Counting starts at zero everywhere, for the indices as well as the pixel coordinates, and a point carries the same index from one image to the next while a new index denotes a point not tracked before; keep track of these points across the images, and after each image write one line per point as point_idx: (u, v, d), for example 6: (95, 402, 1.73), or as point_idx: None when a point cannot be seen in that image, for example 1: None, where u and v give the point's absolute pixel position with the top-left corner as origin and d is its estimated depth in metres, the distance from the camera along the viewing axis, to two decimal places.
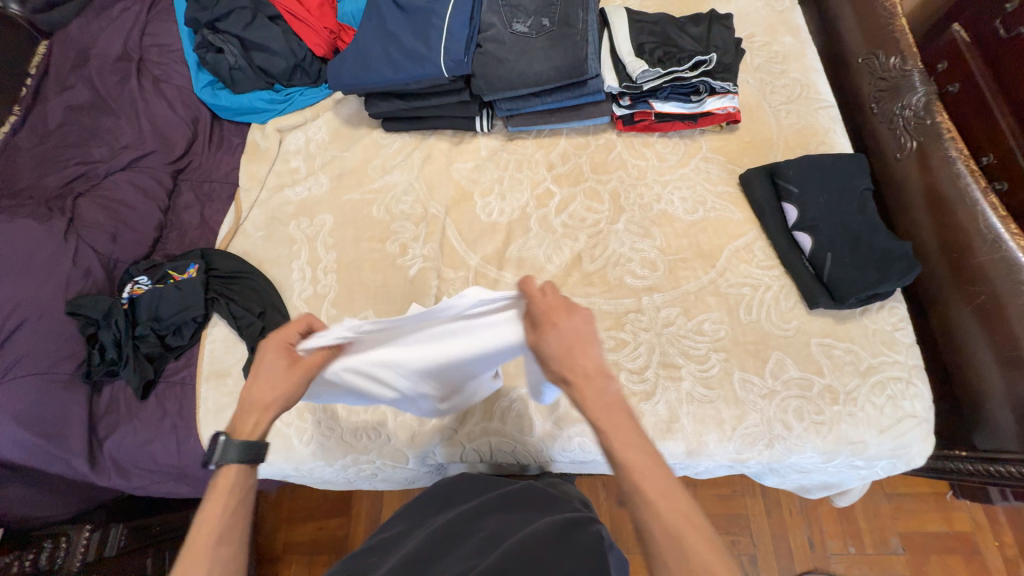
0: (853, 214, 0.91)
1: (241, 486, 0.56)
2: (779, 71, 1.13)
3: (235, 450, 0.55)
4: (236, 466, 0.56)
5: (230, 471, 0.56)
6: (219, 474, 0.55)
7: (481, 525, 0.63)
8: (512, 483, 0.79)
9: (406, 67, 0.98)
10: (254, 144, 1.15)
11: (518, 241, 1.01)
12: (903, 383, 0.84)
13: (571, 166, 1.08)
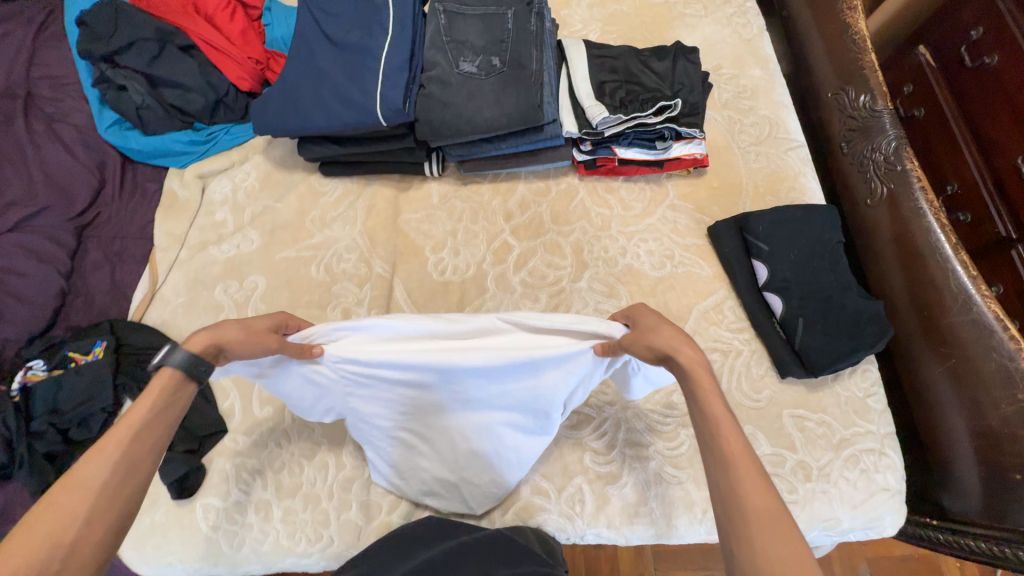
0: (825, 273, 0.86)
1: (168, 395, 0.52)
2: (747, 108, 1.06)
3: (181, 357, 0.53)
4: (171, 373, 0.52)
5: (162, 376, 0.52)
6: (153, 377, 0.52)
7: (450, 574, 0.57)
8: (477, 529, 0.71)
9: (339, 114, 0.87)
10: (171, 194, 1.02)
11: (473, 303, 0.92)
12: (876, 454, 0.81)
13: (530, 216, 1.00)
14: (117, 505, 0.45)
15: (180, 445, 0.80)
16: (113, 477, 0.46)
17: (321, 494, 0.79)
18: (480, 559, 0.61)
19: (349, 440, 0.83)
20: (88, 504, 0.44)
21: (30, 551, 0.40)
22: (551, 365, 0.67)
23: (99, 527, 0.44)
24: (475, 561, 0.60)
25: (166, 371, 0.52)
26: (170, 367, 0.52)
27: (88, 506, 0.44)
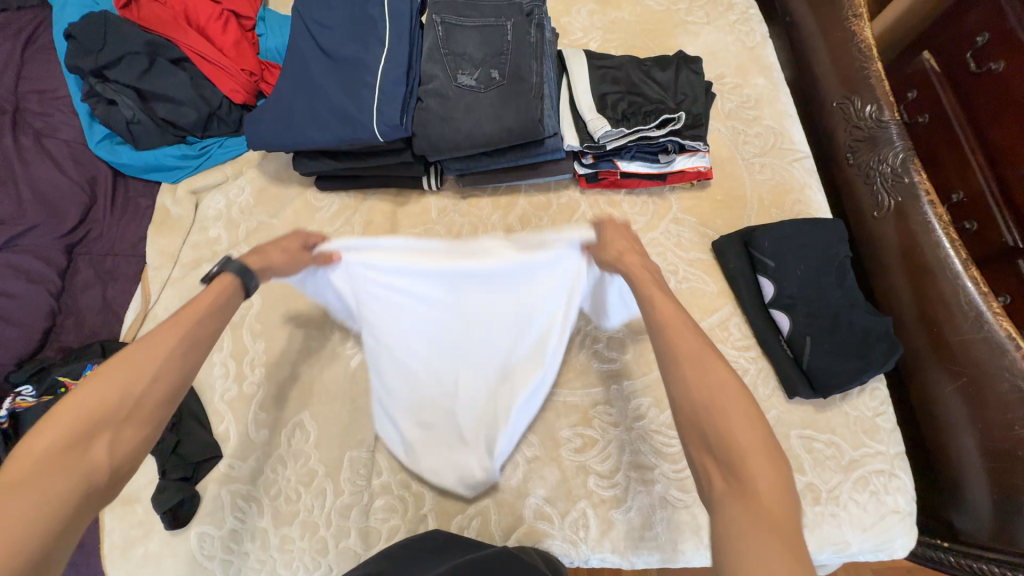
0: (833, 289, 0.85)
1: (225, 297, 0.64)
2: (751, 118, 1.04)
3: (237, 264, 0.66)
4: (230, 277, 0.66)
5: (224, 278, 0.65)
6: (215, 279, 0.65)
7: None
8: (484, 545, 0.70)
9: (335, 129, 0.85)
10: (164, 210, 1.00)
11: None
12: (886, 476, 0.79)
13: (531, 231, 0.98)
14: (180, 365, 0.56)
15: (174, 473, 0.77)
16: (181, 342, 0.57)
17: (319, 521, 0.78)
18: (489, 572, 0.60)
19: (347, 464, 0.81)
20: (158, 358, 0.55)
21: (112, 383, 0.51)
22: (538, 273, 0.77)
23: (162, 385, 0.54)
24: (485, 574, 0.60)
25: (224, 273, 0.66)
26: (228, 272, 0.65)
27: (154, 368, 0.54)
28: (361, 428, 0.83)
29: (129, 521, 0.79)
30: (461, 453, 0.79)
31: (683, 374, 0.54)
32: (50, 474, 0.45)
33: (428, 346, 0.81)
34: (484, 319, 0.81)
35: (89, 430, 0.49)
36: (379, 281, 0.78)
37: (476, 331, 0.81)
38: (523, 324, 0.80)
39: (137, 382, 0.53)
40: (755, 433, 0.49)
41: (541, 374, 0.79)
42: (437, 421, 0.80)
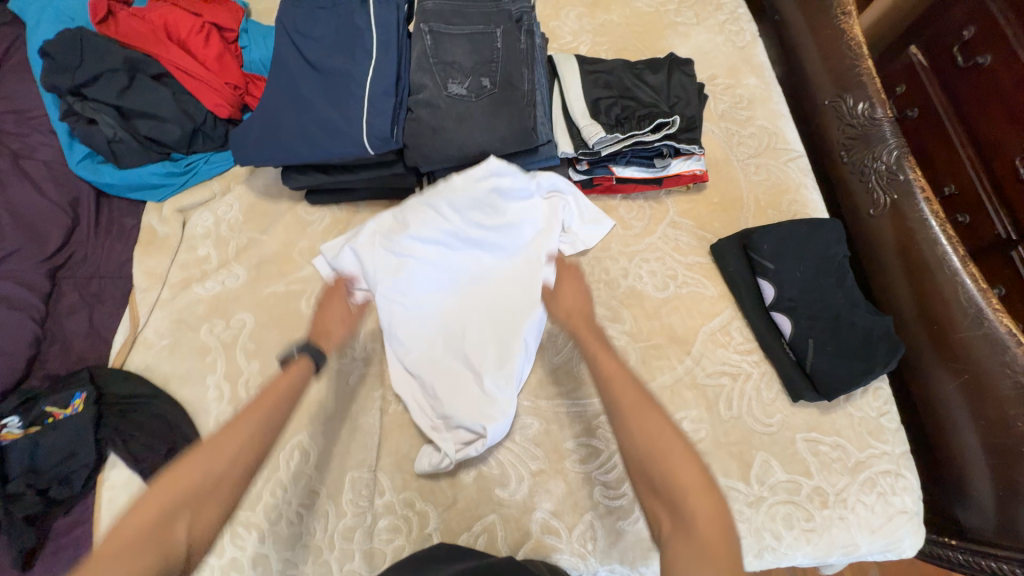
0: (833, 290, 0.84)
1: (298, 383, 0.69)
2: (744, 118, 1.04)
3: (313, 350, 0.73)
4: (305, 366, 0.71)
5: (300, 368, 0.71)
6: (295, 363, 0.71)
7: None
8: (487, 557, 0.70)
9: (324, 143, 0.83)
10: (150, 229, 0.97)
11: None
12: (892, 476, 0.79)
13: None
14: (253, 450, 0.60)
15: None
16: (255, 425, 0.62)
17: (322, 544, 0.76)
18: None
19: (348, 485, 0.79)
20: (238, 440, 0.60)
21: (199, 464, 0.56)
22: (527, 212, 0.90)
23: (238, 467, 0.58)
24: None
25: (300, 357, 0.72)
26: (303, 356, 0.72)
27: (232, 452, 0.59)
28: (362, 446, 0.82)
29: None
30: (474, 404, 0.81)
31: (628, 427, 0.59)
32: (138, 549, 0.49)
33: (438, 296, 0.88)
34: (491, 280, 0.89)
35: (177, 508, 0.54)
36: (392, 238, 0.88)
37: (481, 286, 0.88)
38: (523, 274, 0.88)
39: (221, 465, 0.57)
40: (694, 473, 0.54)
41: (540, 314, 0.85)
42: (449, 374, 0.83)
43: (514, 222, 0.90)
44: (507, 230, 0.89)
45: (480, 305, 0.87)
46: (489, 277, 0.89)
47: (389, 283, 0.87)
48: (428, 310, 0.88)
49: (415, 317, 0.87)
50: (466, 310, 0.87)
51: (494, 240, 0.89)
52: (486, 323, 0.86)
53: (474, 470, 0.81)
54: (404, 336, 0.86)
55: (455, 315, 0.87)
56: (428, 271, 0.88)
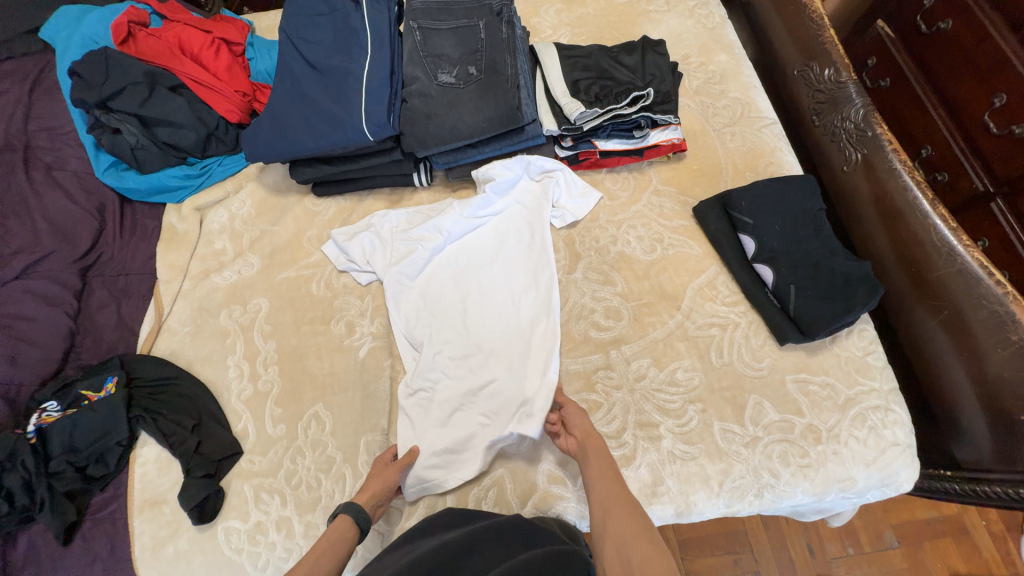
0: (810, 240, 0.89)
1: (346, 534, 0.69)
2: (718, 92, 1.11)
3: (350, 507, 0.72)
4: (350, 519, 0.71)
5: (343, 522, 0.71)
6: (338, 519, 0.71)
7: (467, 563, 0.62)
8: (492, 515, 0.74)
9: (327, 134, 0.90)
10: (171, 228, 1.05)
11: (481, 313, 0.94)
12: (882, 411, 0.82)
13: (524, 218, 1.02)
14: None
15: (198, 471, 0.80)
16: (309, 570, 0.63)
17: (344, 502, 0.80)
18: (498, 546, 0.66)
19: (363, 448, 0.84)
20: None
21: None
22: (521, 204, 1.00)
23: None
24: (495, 547, 0.65)
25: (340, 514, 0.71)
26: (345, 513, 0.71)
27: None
28: (373, 411, 0.86)
29: (158, 522, 0.81)
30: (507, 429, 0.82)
31: (609, 530, 0.63)
32: None
33: (442, 284, 0.95)
34: (491, 265, 0.96)
35: None
36: (400, 234, 0.99)
37: (488, 265, 0.96)
38: (521, 249, 0.97)
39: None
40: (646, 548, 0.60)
41: (541, 294, 0.93)
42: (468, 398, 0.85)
43: (511, 213, 0.99)
44: (505, 221, 0.99)
45: (487, 287, 0.94)
46: (492, 253, 0.97)
47: (399, 264, 0.96)
48: (434, 288, 0.95)
49: (421, 302, 0.94)
50: (481, 320, 0.91)
51: (492, 231, 0.99)
52: (503, 329, 0.90)
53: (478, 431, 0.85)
54: (411, 318, 0.93)
55: (470, 329, 0.90)
56: (432, 256, 0.97)
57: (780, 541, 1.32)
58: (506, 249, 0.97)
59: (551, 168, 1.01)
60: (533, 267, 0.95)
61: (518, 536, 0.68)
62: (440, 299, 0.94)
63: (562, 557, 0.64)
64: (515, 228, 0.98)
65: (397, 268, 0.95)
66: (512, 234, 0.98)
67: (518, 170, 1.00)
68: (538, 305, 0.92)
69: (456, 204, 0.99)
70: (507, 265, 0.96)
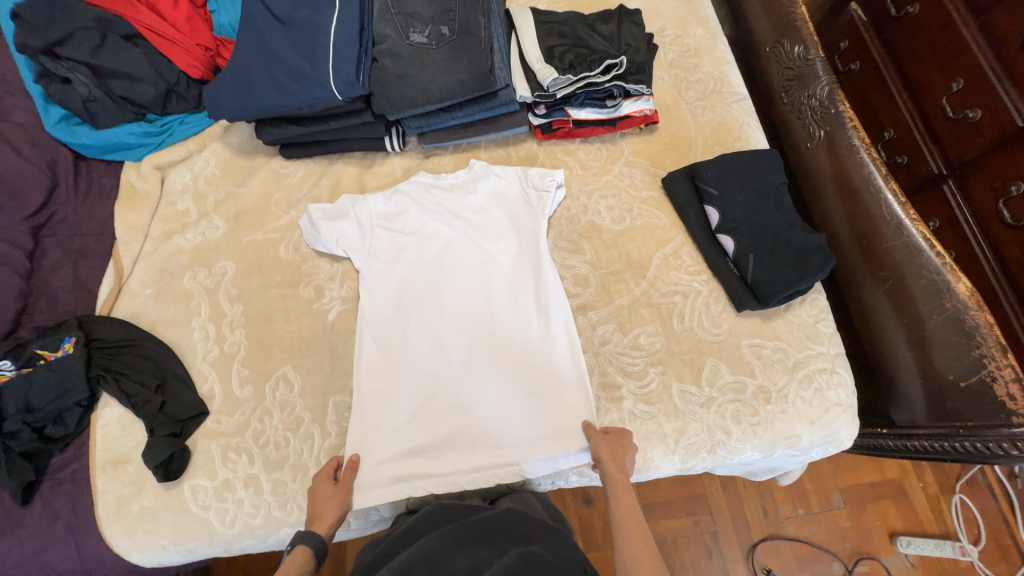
0: (771, 212, 0.92)
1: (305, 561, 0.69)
2: (692, 66, 1.11)
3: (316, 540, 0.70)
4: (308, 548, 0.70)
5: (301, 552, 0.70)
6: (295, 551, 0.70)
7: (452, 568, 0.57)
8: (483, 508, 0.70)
9: (293, 91, 0.88)
10: (130, 187, 1.01)
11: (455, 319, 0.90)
12: (828, 372, 0.87)
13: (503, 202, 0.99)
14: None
15: (162, 429, 0.80)
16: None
17: (310, 463, 0.82)
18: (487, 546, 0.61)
19: (332, 409, 0.85)
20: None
21: None
22: (509, 207, 0.97)
23: None
24: (481, 547, 0.61)
25: (296, 546, 0.70)
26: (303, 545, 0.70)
27: None
28: (343, 373, 0.88)
29: (122, 480, 0.81)
30: (473, 454, 0.82)
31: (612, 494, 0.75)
32: None
33: (417, 285, 0.92)
34: (470, 271, 0.93)
35: None
36: (375, 222, 0.96)
37: (464, 272, 0.93)
38: (502, 258, 0.94)
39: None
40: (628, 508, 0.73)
41: (519, 313, 0.90)
42: (435, 420, 0.84)
43: (495, 218, 0.97)
44: (488, 226, 0.96)
45: (465, 295, 0.92)
46: (472, 256, 0.94)
47: (368, 258, 0.93)
48: (408, 286, 0.92)
49: (393, 298, 0.91)
50: (453, 333, 0.89)
51: (472, 234, 0.95)
52: (478, 348, 0.88)
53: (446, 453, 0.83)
54: (382, 314, 0.91)
55: (441, 345, 0.88)
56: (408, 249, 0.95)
57: (737, 503, 1.40)
58: (487, 255, 0.94)
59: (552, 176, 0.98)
60: (514, 283, 0.92)
61: (507, 534, 0.64)
62: (414, 300, 0.91)
63: (556, 560, 0.60)
64: (498, 235, 0.95)
65: (364, 262, 0.93)
66: (494, 239, 0.95)
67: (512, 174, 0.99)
68: (515, 324, 0.90)
69: (441, 204, 0.98)
70: (485, 276, 0.93)
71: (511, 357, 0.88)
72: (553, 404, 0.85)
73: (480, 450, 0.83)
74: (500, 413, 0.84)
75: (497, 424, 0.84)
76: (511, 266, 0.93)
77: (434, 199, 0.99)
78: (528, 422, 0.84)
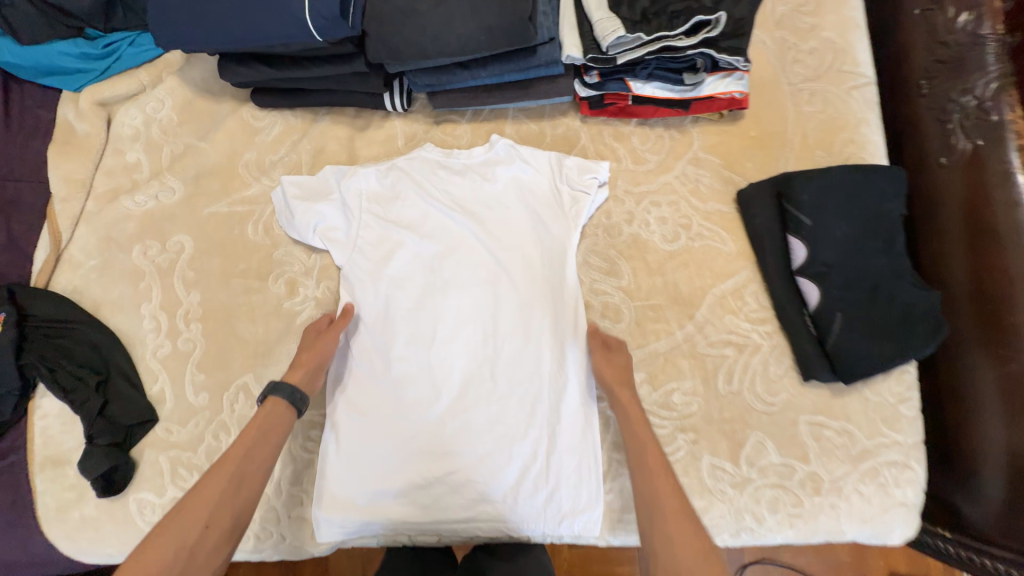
0: (875, 257, 0.70)
1: (274, 426, 0.64)
2: (807, 28, 0.83)
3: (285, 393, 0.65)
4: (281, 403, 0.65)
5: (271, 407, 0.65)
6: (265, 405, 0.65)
7: None
8: None
9: (259, 22, 0.65)
10: (66, 126, 0.81)
11: (449, 341, 0.73)
12: (899, 467, 0.70)
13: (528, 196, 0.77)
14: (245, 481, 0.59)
15: (102, 439, 0.69)
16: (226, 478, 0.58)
17: (268, 492, 0.72)
18: None
19: (299, 431, 0.75)
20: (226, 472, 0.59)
21: (208, 498, 0.56)
22: (535, 205, 0.77)
23: (215, 530, 0.55)
24: None
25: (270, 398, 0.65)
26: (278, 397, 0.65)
27: (217, 488, 0.57)
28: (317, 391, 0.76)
29: (61, 484, 0.72)
30: (455, 503, 0.70)
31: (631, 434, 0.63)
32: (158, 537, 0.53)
33: (408, 291, 0.75)
34: (474, 281, 0.75)
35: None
36: (363, 203, 0.76)
37: (466, 285, 0.75)
38: (518, 270, 0.75)
39: (190, 534, 0.54)
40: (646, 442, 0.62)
41: (530, 343, 0.73)
42: (413, 460, 0.71)
43: (515, 216, 0.76)
44: (506, 226, 0.76)
45: (466, 312, 0.74)
46: (481, 263, 0.75)
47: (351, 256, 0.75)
48: (396, 290, 0.75)
49: (377, 304, 0.75)
50: (446, 358, 0.73)
51: (483, 235, 0.76)
52: (475, 380, 0.72)
53: (424, 498, 0.70)
54: (362, 321, 0.74)
55: (429, 374, 0.73)
56: (400, 244, 0.76)
57: None
58: (499, 264, 0.75)
59: (597, 167, 0.77)
60: (528, 304, 0.74)
61: None
62: (402, 309, 0.74)
63: None
64: (517, 239, 0.75)
65: (347, 260, 0.75)
66: (510, 244, 0.75)
67: (545, 160, 0.78)
68: (524, 356, 0.73)
69: (448, 189, 0.78)
70: (494, 291, 0.74)
71: (512, 396, 0.72)
72: (553, 470, 0.70)
73: (463, 499, 0.70)
74: (492, 461, 0.71)
75: (487, 472, 0.70)
76: (530, 282, 0.74)
77: (440, 182, 0.78)
78: (524, 476, 0.70)
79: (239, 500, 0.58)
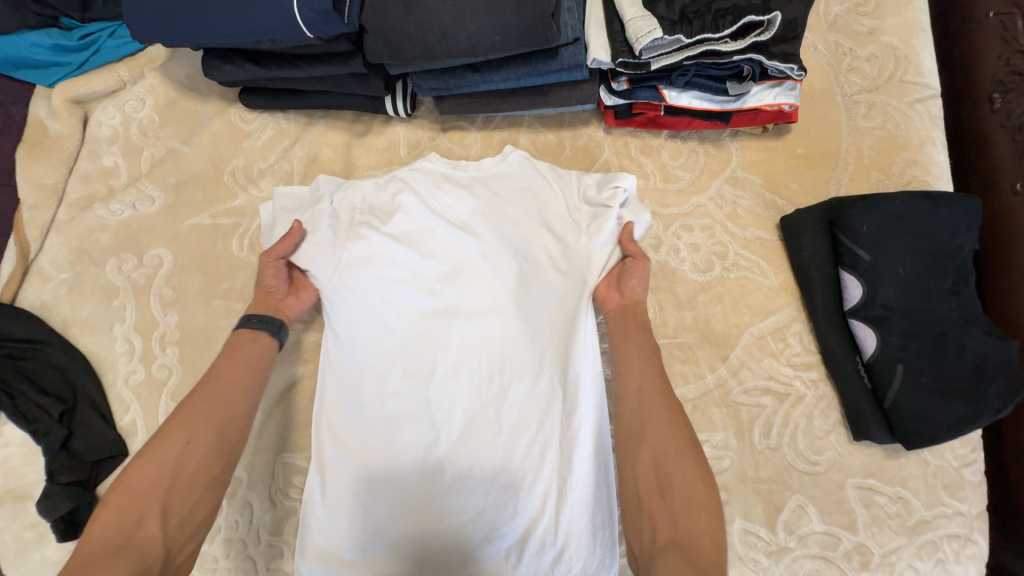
0: (940, 301, 0.61)
1: (254, 351, 0.61)
2: (865, 32, 0.73)
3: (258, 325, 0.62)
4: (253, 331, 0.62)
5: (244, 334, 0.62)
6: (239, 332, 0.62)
7: None
8: None
9: (243, 14, 0.57)
10: (39, 125, 0.75)
11: (449, 374, 0.64)
12: (964, 544, 0.60)
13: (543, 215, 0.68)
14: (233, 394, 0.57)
15: (62, 477, 0.62)
16: (205, 396, 0.55)
17: (246, 539, 0.65)
18: None
19: (283, 472, 0.68)
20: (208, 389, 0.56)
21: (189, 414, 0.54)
22: (551, 220, 0.68)
23: (197, 443, 0.52)
24: None
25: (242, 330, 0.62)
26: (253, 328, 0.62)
27: (200, 407, 0.54)
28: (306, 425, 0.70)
29: (20, 523, 0.65)
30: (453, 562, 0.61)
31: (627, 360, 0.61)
32: (139, 465, 0.50)
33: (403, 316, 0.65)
34: (480, 305, 0.65)
35: (145, 504, 0.48)
36: (356, 215, 0.68)
37: (471, 309, 0.65)
38: (530, 293, 0.66)
39: (174, 449, 0.51)
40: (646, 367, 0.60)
41: (542, 379, 0.64)
42: (406, 509, 0.62)
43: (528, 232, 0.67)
44: (517, 243, 0.67)
45: (469, 340, 0.64)
46: (488, 285, 0.66)
47: (337, 274, 0.65)
48: (389, 315, 0.65)
49: (369, 330, 0.65)
50: (445, 393, 0.63)
51: (492, 254, 0.67)
52: (478, 420, 0.63)
53: (417, 554, 0.61)
54: (351, 349, 0.66)
55: (427, 412, 0.63)
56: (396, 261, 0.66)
57: None
58: (509, 287, 0.66)
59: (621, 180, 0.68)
60: (540, 333, 0.65)
61: None
62: (396, 337, 0.65)
63: None
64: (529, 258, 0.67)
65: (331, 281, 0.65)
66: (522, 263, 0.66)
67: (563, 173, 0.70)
68: (535, 394, 0.63)
69: (453, 201, 0.69)
70: (501, 317, 0.65)
71: (519, 440, 0.62)
72: (565, 527, 0.61)
73: (463, 557, 0.61)
74: (496, 513, 0.61)
75: (490, 527, 0.61)
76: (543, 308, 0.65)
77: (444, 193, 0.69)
78: (533, 532, 0.61)
79: (224, 412, 0.55)
